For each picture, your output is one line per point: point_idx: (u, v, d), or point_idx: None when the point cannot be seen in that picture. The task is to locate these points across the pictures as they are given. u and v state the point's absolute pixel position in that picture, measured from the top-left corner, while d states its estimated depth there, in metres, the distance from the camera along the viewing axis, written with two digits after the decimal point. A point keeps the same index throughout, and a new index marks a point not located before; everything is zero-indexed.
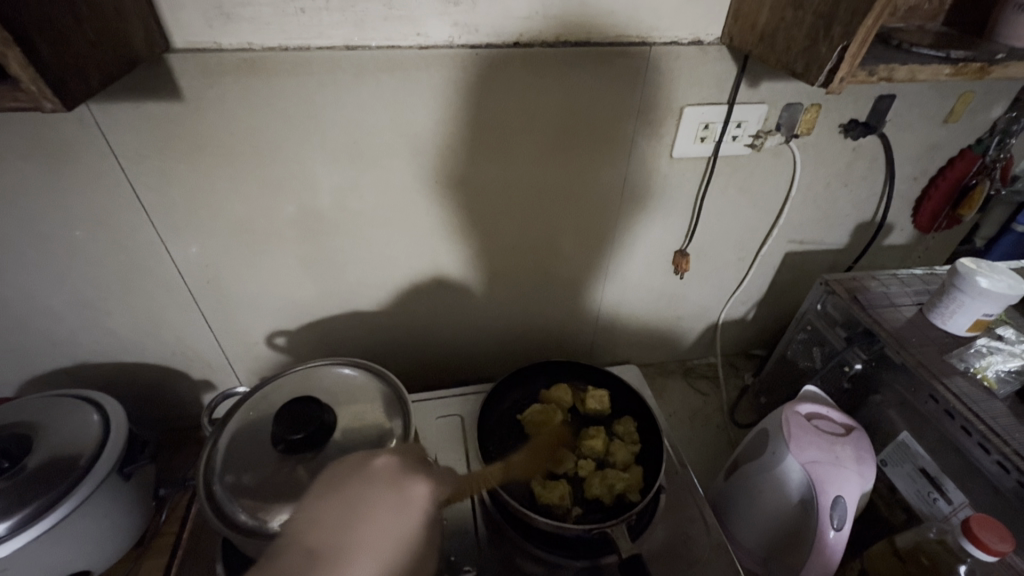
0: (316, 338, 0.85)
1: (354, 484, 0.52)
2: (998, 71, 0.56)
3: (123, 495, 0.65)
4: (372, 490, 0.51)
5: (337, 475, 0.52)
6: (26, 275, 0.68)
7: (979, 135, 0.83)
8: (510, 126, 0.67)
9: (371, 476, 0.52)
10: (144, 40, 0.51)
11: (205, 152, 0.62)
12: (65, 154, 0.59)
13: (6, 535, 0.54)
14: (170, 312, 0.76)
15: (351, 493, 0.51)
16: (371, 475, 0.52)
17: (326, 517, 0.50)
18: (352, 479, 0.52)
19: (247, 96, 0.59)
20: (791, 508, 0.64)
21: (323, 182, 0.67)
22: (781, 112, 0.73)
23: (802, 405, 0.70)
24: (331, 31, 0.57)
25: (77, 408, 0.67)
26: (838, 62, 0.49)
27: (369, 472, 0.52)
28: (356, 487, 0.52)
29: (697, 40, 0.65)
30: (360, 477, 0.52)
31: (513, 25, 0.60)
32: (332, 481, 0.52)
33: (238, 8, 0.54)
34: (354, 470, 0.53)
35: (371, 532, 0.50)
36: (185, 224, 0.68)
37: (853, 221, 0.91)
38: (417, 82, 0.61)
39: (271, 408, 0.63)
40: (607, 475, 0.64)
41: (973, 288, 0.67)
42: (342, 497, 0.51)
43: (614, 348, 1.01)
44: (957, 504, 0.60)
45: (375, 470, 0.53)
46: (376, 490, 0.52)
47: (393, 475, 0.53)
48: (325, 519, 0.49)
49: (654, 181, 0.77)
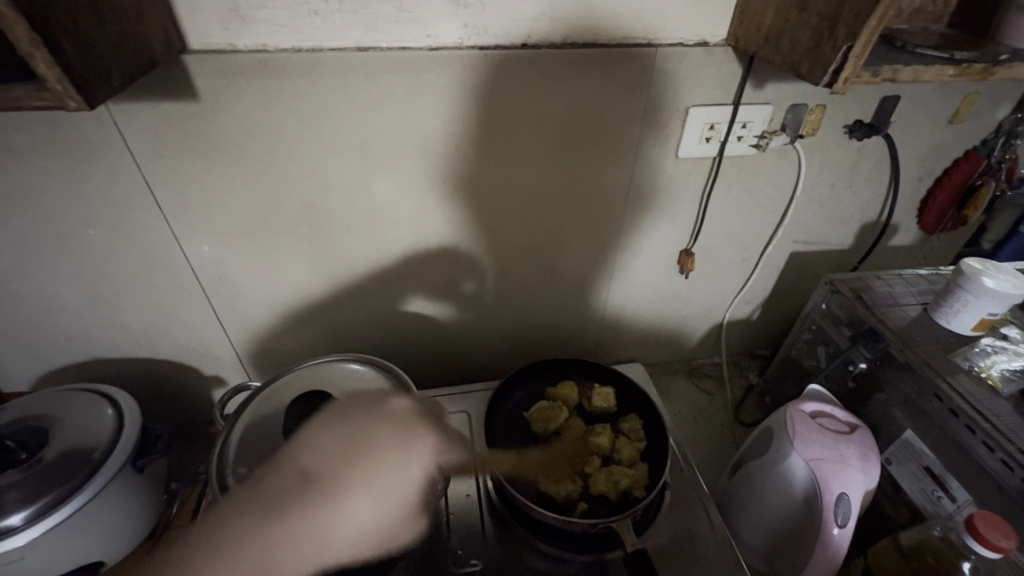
0: (325, 335, 0.86)
1: (357, 423, 0.56)
2: (1002, 71, 0.57)
3: (135, 488, 0.67)
4: (379, 427, 0.56)
5: (348, 411, 0.57)
6: (43, 272, 0.70)
7: (984, 135, 0.83)
8: (517, 125, 0.68)
9: (383, 414, 0.57)
10: (162, 42, 0.53)
11: (219, 151, 0.63)
12: (83, 153, 0.60)
13: (23, 525, 0.56)
14: (181, 308, 0.78)
15: (354, 421, 0.56)
16: (383, 413, 0.57)
17: (330, 452, 0.53)
18: (367, 413, 0.57)
19: (261, 95, 0.60)
20: (796, 505, 0.65)
21: (333, 181, 0.68)
22: (785, 113, 0.74)
23: (807, 403, 0.70)
24: (343, 32, 0.58)
25: (91, 402, 0.68)
26: (842, 63, 0.50)
27: (386, 413, 0.57)
28: (365, 420, 0.56)
29: (702, 42, 0.66)
30: (374, 416, 0.57)
31: (521, 26, 0.61)
32: (338, 415, 0.56)
33: (254, 11, 0.56)
34: (373, 409, 0.57)
35: (366, 478, 0.53)
36: (199, 222, 0.69)
37: (858, 221, 0.92)
38: (427, 83, 0.62)
39: (282, 402, 0.64)
40: (612, 471, 0.65)
41: (978, 287, 0.68)
42: (346, 433, 0.55)
43: (619, 347, 1.01)
44: (961, 502, 0.61)
45: (387, 411, 0.57)
46: (379, 437, 0.55)
47: (399, 421, 0.57)
48: (318, 457, 0.53)
49: (659, 181, 0.77)
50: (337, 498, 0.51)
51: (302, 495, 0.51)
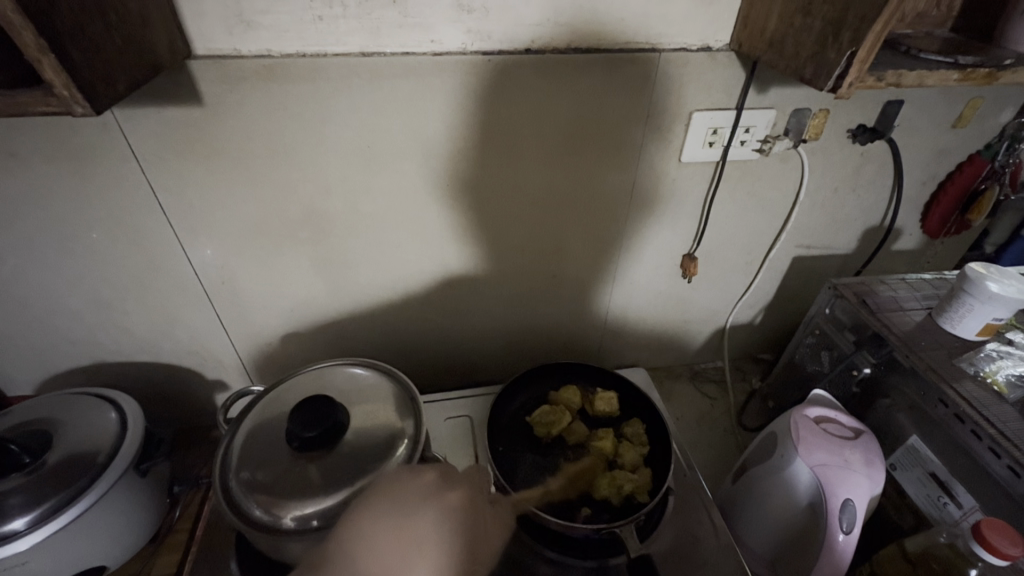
0: (327, 339, 0.86)
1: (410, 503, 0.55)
2: (1006, 76, 0.56)
3: (138, 492, 0.67)
4: (427, 519, 0.55)
5: (403, 498, 0.55)
6: (46, 276, 0.70)
7: (988, 139, 0.83)
8: (519, 130, 0.68)
9: (437, 504, 0.57)
10: (168, 48, 0.53)
11: (223, 156, 0.63)
12: (88, 157, 0.60)
13: (25, 529, 0.56)
14: (183, 312, 0.78)
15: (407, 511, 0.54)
16: (439, 506, 0.57)
17: (380, 542, 0.53)
18: (409, 490, 0.56)
19: (265, 101, 0.60)
20: (801, 512, 0.64)
21: (337, 187, 0.69)
22: (788, 117, 0.74)
23: (811, 408, 0.70)
24: (347, 38, 0.58)
25: (94, 406, 0.69)
26: (847, 68, 0.50)
27: (437, 505, 0.57)
28: (420, 510, 0.55)
29: (705, 47, 0.66)
30: (426, 509, 0.56)
31: (525, 32, 0.61)
32: (394, 501, 0.54)
33: (259, 16, 0.56)
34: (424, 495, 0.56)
35: (423, 557, 0.54)
36: (202, 227, 0.69)
37: (861, 225, 0.92)
38: (431, 88, 0.62)
39: (284, 406, 0.64)
40: (616, 476, 0.64)
41: (982, 292, 0.67)
42: (401, 525, 0.54)
43: (622, 351, 1.01)
44: (967, 508, 0.60)
45: (442, 504, 0.57)
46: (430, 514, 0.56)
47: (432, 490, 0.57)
48: (374, 548, 0.52)
49: (662, 186, 0.77)
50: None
51: None
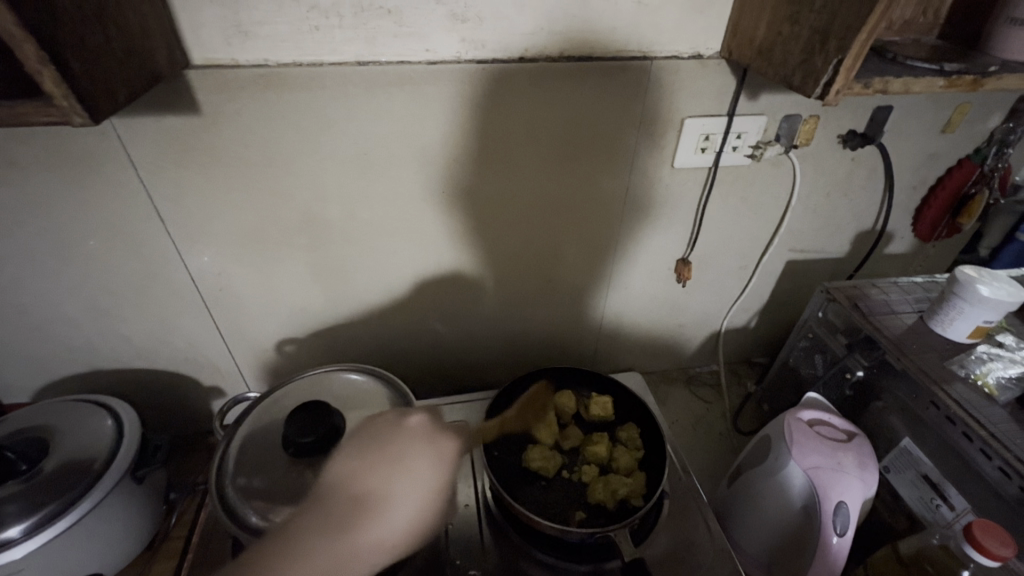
0: (322, 345, 0.86)
1: (415, 448, 0.59)
2: (991, 83, 0.57)
3: (134, 499, 0.67)
4: (405, 443, 0.59)
5: (364, 434, 0.59)
6: (43, 284, 0.71)
7: (977, 144, 0.84)
8: (514, 138, 0.68)
9: (408, 430, 0.60)
10: (166, 57, 0.53)
11: (220, 164, 0.64)
12: (87, 166, 0.61)
13: (21, 537, 0.55)
14: (181, 320, 0.78)
15: (374, 443, 0.58)
16: (408, 432, 0.60)
17: (355, 470, 0.56)
18: (369, 428, 0.59)
19: (262, 110, 0.61)
20: (795, 516, 0.65)
21: (333, 194, 0.69)
22: (780, 123, 0.75)
23: (804, 411, 0.70)
24: (343, 47, 0.59)
25: (92, 413, 0.69)
26: (833, 76, 0.51)
27: (405, 428, 0.60)
28: (395, 437, 0.59)
29: (697, 54, 0.67)
30: (391, 430, 0.59)
31: (518, 41, 0.62)
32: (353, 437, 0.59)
33: (255, 26, 0.57)
34: (393, 427, 0.60)
35: (413, 464, 0.58)
36: (199, 233, 0.69)
37: (853, 229, 0.93)
38: (427, 96, 0.63)
39: (281, 412, 0.64)
40: (610, 480, 0.65)
41: (972, 295, 0.68)
42: (374, 452, 0.57)
43: (618, 354, 1.01)
44: (960, 510, 0.61)
45: (407, 428, 0.60)
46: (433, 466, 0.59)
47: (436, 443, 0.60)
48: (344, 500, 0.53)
49: (656, 192, 0.78)
50: (376, 510, 0.54)
51: (339, 515, 0.52)
